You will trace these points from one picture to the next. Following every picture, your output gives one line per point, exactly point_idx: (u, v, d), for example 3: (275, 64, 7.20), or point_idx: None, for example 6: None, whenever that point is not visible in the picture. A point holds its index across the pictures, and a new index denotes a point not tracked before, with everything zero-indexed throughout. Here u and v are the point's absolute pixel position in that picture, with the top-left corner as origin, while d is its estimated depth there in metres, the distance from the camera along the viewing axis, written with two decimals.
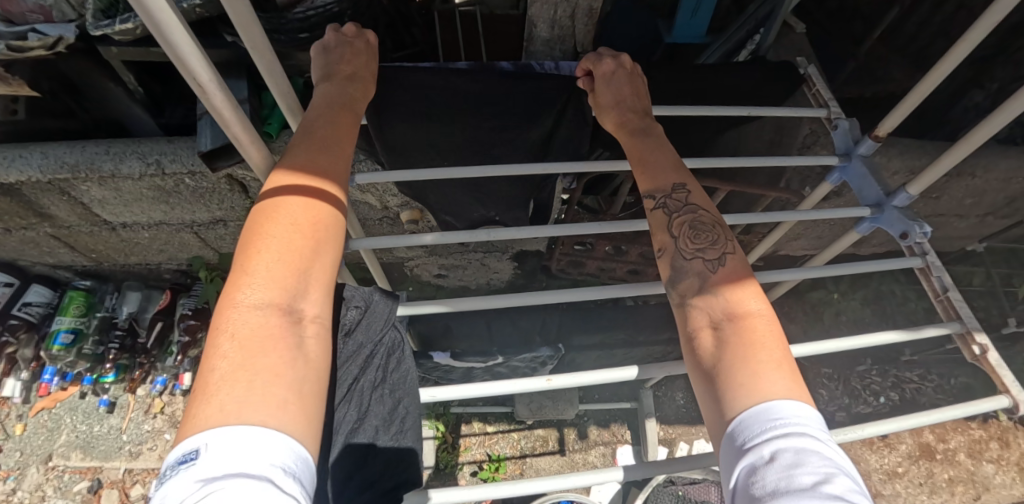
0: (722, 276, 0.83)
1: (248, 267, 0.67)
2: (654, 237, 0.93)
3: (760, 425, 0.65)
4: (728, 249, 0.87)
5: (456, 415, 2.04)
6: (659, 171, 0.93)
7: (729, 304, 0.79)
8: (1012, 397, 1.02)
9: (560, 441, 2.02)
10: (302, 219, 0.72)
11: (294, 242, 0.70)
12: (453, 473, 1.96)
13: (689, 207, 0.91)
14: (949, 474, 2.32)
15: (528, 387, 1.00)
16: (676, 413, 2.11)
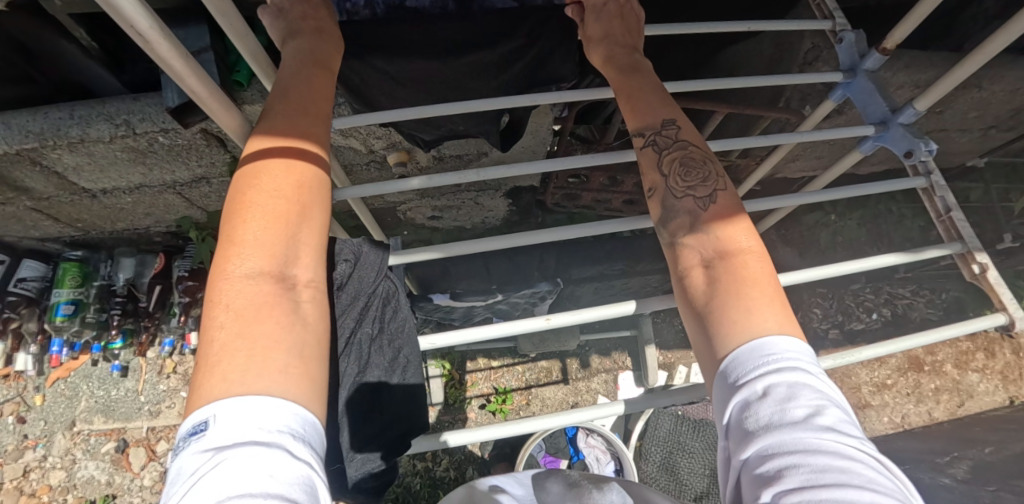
0: (713, 213, 0.82)
1: (235, 237, 0.64)
2: (644, 176, 0.90)
3: (756, 358, 0.66)
4: (719, 186, 0.85)
5: (461, 353, 2.08)
6: (649, 106, 0.88)
7: (721, 241, 0.77)
8: (1008, 315, 1.03)
9: (564, 371, 2.08)
10: (286, 183, 0.68)
11: (281, 207, 0.67)
12: (462, 407, 2.02)
13: (678, 144, 0.87)
14: (935, 384, 2.42)
15: (527, 327, 1.01)
16: (675, 338, 2.16)
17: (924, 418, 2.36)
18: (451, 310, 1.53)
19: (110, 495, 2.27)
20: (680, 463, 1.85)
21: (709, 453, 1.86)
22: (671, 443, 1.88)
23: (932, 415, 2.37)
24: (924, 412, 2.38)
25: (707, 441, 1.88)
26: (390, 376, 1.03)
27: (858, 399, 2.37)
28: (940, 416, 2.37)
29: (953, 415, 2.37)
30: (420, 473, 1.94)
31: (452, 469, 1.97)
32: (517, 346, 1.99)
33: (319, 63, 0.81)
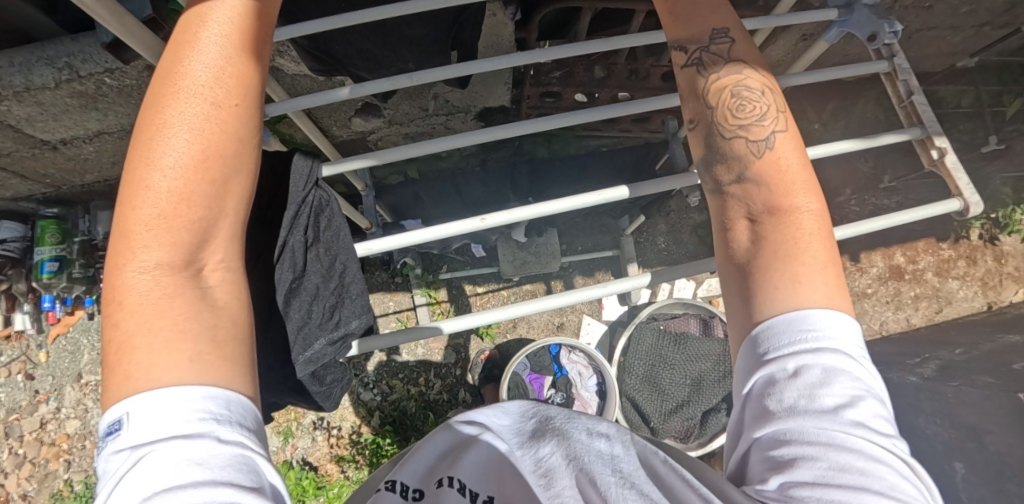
0: (768, 159, 0.77)
1: (130, 227, 0.62)
2: (687, 106, 0.87)
3: (786, 338, 0.66)
4: (778, 127, 0.80)
5: (447, 281, 2.13)
6: (695, 17, 0.85)
7: (776, 194, 0.75)
8: (963, 201, 1.04)
9: (548, 293, 2.13)
10: (186, 159, 0.63)
11: (179, 184, 0.63)
12: (450, 333, 2.11)
13: (733, 67, 0.83)
14: (915, 292, 2.48)
15: (461, 228, 1.04)
16: (658, 257, 2.18)
17: (901, 325, 2.45)
18: None
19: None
20: (662, 375, 1.96)
21: (689, 364, 1.96)
22: (653, 357, 1.97)
23: (909, 322, 2.46)
24: (901, 319, 2.46)
25: (687, 352, 1.96)
26: (327, 283, 1.02)
27: None
28: (916, 322, 2.45)
29: (930, 321, 2.45)
30: (413, 397, 2.08)
31: (444, 392, 2.08)
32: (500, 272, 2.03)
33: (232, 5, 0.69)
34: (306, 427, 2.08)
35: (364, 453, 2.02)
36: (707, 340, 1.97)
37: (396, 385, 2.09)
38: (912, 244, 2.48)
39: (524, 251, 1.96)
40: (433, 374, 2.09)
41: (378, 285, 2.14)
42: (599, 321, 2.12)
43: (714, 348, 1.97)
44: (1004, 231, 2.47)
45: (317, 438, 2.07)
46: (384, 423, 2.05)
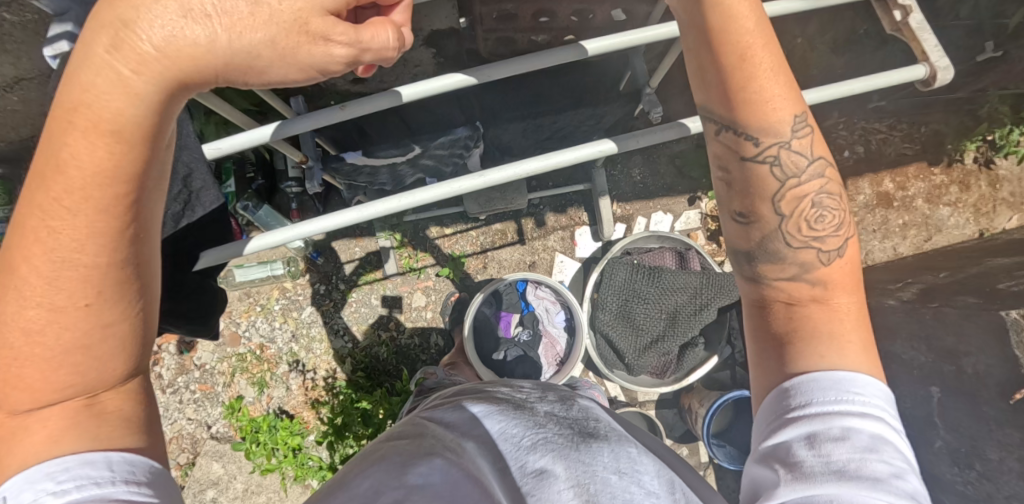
0: (831, 270, 0.82)
1: (6, 358, 0.57)
2: (739, 197, 0.85)
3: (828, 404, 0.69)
4: (846, 236, 0.84)
5: (413, 223, 2.03)
6: (772, 105, 0.78)
7: (827, 290, 0.80)
8: (929, 65, 0.98)
9: (519, 231, 2.05)
10: (62, 276, 0.56)
11: (59, 289, 0.56)
12: (418, 277, 2.05)
13: (808, 171, 0.83)
14: (904, 220, 2.36)
15: (321, 120, 0.98)
16: (634, 190, 2.08)
17: (888, 254, 2.36)
18: (375, 171, 1.47)
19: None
20: (636, 309, 1.88)
21: (664, 298, 1.87)
22: (626, 291, 1.89)
23: (896, 251, 2.37)
24: (888, 247, 2.36)
25: (661, 286, 1.88)
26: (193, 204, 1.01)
27: None
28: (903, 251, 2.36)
29: (917, 250, 2.36)
30: (385, 343, 2.04)
31: (416, 336, 2.04)
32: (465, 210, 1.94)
33: (153, 44, 0.50)
34: (280, 377, 2.03)
35: (338, 399, 1.99)
36: (682, 273, 1.87)
37: (366, 331, 2.04)
38: (902, 170, 2.35)
39: (489, 187, 1.86)
40: (405, 318, 2.05)
41: (342, 230, 2.06)
42: (573, 259, 2.06)
43: (691, 281, 1.87)
44: (1000, 153, 2.34)
45: (291, 386, 2.03)
46: (358, 368, 2.02)
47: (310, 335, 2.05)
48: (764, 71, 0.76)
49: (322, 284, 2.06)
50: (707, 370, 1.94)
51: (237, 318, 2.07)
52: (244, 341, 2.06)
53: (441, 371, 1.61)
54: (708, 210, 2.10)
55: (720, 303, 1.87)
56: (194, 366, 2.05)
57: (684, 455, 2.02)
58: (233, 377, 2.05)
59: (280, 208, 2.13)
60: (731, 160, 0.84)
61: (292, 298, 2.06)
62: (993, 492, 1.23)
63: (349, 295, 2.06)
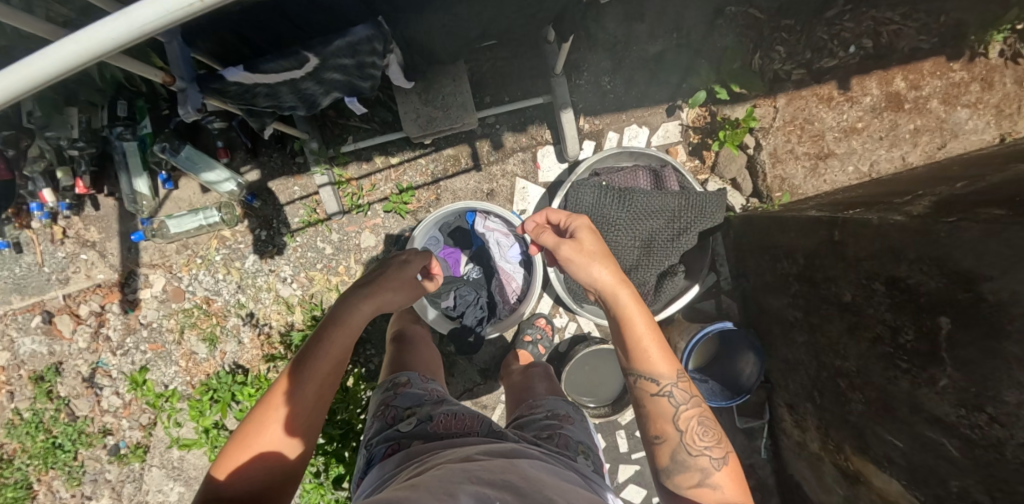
0: (727, 476, 1.00)
1: (263, 429, 0.97)
2: (655, 424, 1.04)
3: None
4: (727, 450, 1.03)
5: (355, 154, 1.77)
6: (654, 366, 1.03)
7: (729, 480, 0.99)
8: None
9: (474, 156, 1.79)
10: (308, 398, 1.02)
11: (315, 392, 1.03)
12: (366, 215, 1.78)
13: (693, 400, 1.04)
14: (914, 125, 1.74)
15: None
16: (603, 101, 1.81)
17: (894, 166, 1.75)
18: (277, 91, 1.21)
19: (56, 365, 1.86)
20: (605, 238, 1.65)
21: (637, 224, 1.63)
22: (593, 217, 1.64)
23: (905, 162, 1.75)
24: (896, 159, 1.75)
25: (633, 210, 1.63)
26: None
27: (815, 148, 1.72)
28: (915, 162, 1.75)
29: (929, 161, 1.73)
30: (335, 289, 1.79)
31: None
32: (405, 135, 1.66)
33: (363, 310, 1.16)
34: (230, 330, 1.80)
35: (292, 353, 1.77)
36: (657, 195, 1.62)
37: (315, 277, 1.79)
38: (916, 66, 1.71)
39: (430, 106, 1.59)
40: (354, 260, 1.79)
41: (277, 168, 1.77)
42: (536, 184, 1.81)
43: (669, 203, 1.62)
44: None
45: (243, 340, 1.80)
46: (310, 318, 1.77)
47: (258, 285, 1.81)
48: (644, 342, 1.04)
49: (263, 230, 1.79)
50: (688, 300, 1.74)
51: (178, 272, 1.83)
52: (189, 296, 1.82)
53: (420, 384, 1.12)
54: (690, 121, 1.82)
55: (701, 227, 1.64)
56: (141, 324, 1.83)
57: None
58: (182, 333, 1.81)
59: (206, 150, 1.79)
60: (642, 400, 1.05)
61: (233, 247, 1.81)
62: (1003, 439, 0.98)
63: (291, 240, 1.79)
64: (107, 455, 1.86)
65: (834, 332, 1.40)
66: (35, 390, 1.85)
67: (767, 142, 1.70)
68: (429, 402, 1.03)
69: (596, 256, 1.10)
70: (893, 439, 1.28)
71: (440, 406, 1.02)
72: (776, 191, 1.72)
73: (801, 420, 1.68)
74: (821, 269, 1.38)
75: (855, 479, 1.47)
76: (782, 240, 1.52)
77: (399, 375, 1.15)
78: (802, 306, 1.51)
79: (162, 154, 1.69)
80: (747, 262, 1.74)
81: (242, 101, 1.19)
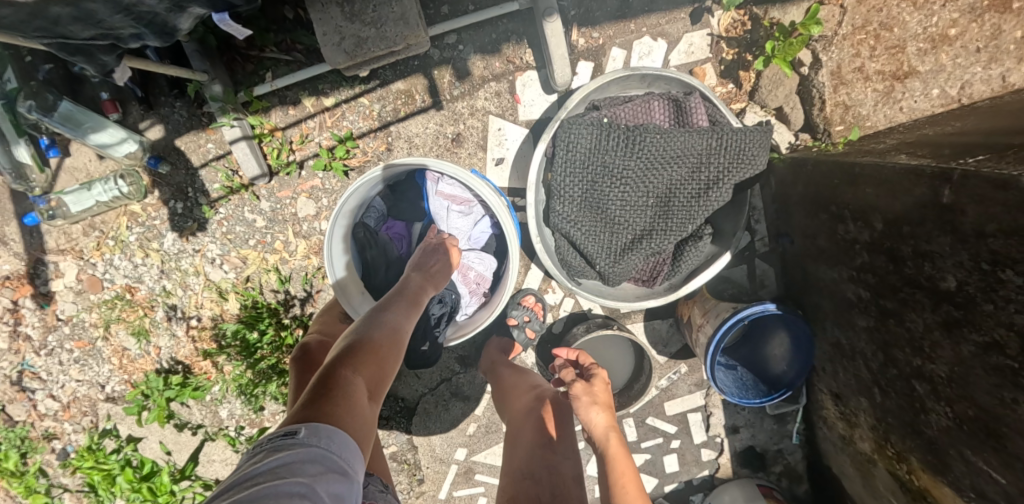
0: None
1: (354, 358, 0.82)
2: None
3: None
4: None
5: (272, 99, 1.35)
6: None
7: None
8: None
9: (432, 90, 1.35)
10: (390, 337, 0.91)
11: (393, 335, 0.93)
12: (298, 175, 1.40)
13: None
14: (1023, 32, 1.18)
15: None
16: (601, 4, 1.31)
17: (990, 92, 1.22)
18: (88, 14, 0.79)
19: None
20: (608, 196, 1.23)
21: (650, 176, 1.21)
22: (592, 168, 1.22)
23: (1004, 84, 1.22)
24: (994, 79, 1.21)
25: (645, 157, 1.20)
26: None
27: (892, 64, 1.21)
28: (1020, 83, 1.21)
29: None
30: (273, 269, 1.46)
31: (316, 257, 1.46)
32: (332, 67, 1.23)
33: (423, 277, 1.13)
34: (161, 323, 1.52)
35: (233, 346, 1.48)
36: (679, 133, 1.18)
37: (248, 256, 1.46)
38: None
39: (354, 22, 1.15)
40: (293, 233, 1.44)
41: (183, 121, 1.38)
42: (516, 124, 1.38)
43: (695, 145, 1.18)
44: None
45: (177, 333, 1.52)
46: (247, 307, 1.46)
47: (183, 268, 1.49)
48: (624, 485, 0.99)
49: (179, 201, 1.44)
50: (716, 272, 1.33)
51: (91, 257, 1.51)
52: (107, 285, 1.52)
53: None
54: (721, 29, 1.32)
55: (738, 176, 1.21)
56: (60, 320, 1.56)
57: (681, 373, 1.57)
58: (108, 328, 1.54)
59: (93, 104, 1.40)
60: None
61: (147, 224, 1.46)
62: None
63: (211, 213, 1.43)
64: (58, 460, 1.70)
65: (920, 324, 1.01)
66: None
67: (829, 56, 1.20)
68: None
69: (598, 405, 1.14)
70: (992, 471, 0.95)
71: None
72: (837, 124, 1.24)
73: (850, 413, 1.37)
74: (910, 240, 0.97)
75: (920, 497, 1.17)
76: (853, 198, 1.09)
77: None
78: (870, 284, 1.11)
79: (31, 115, 1.32)
80: (794, 218, 1.32)
81: (44, 31, 0.79)
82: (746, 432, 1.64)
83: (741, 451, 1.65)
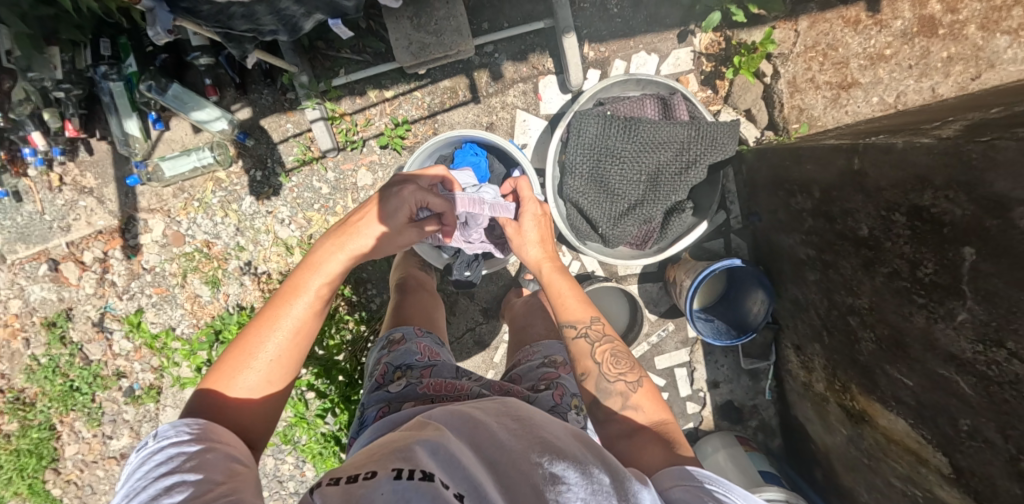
0: (642, 396, 0.97)
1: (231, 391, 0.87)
2: (579, 361, 1.03)
3: (702, 470, 0.73)
4: (643, 374, 1.01)
5: (346, 90, 1.68)
6: (574, 307, 1.11)
7: (650, 414, 0.93)
8: None
9: (472, 88, 1.69)
10: (281, 357, 0.92)
11: (287, 350, 0.93)
12: (361, 152, 1.72)
13: (607, 337, 1.06)
14: (947, 53, 1.51)
15: None
16: (608, 26, 1.67)
17: (923, 100, 1.55)
18: (249, 11, 1.12)
19: (66, 311, 1.90)
20: (609, 172, 1.56)
21: (642, 156, 1.54)
22: (596, 149, 1.55)
23: (934, 94, 1.53)
24: (925, 90, 1.54)
25: (639, 141, 1.53)
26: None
27: (838, 76, 1.55)
28: (947, 94, 1.53)
29: (961, 94, 1.52)
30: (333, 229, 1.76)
31: None
32: (399, 65, 1.57)
33: (357, 245, 1.04)
34: (232, 273, 1.81)
35: None
36: (665, 125, 1.52)
37: (313, 218, 1.76)
38: None
39: (420, 31, 1.49)
40: (352, 200, 1.75)
41: (269, 104, 1.71)
42: (538, 117, 1.72)
43: (678, 134, 1.51)
44: None
45: (245, 282, 1.81)
46: None
47: (256, 228, 1.80)
48: (563, 293, 1.14)
49: (258, 170, 1.75)
50: (696, 238, 1.66)
51: (176, 216, 1.81)
52: (189, 240, 1.82)
53: (414, 339, 1.12)
54: (702, 48, 1.68)
55: (712, 159, 1.55)
56: (144, 270, 1.85)
57: (669, 331, 1.87)
58: (185, 277, 1.83)
59: (196, 88, 1.72)
60: (567, 344, 1.08)
61: (229, 189, 1.78)
62: (1021, 376, 0.90)
63: (286, 181, 1.75)
64: (123, 397, 1.95)
65: (849, 269, 1.31)
66: (49, 336, 1.92)
67: (786, 69, 1.55)
68: (419, 366, 1.01)
69: (535, 239, 1.25)
70: (903, 378, 1.22)
71: (431, 373, 0.99)
72: (793, 123, 1.58)
73: (808, 361, 1.65)
74: (838, 202, 1.28)
75: (861, 419, 1.43)
76: (800, 174, 1.42)
77: (394, 333, 1.15)
78: (815, 244, 1.42)
79: (148, 93, 1.64)
80: (759, 198, 1.65)
81: (220, 23, 1.12)
82: (725, 388, 1.92)
83: (720, 404, 1.93)
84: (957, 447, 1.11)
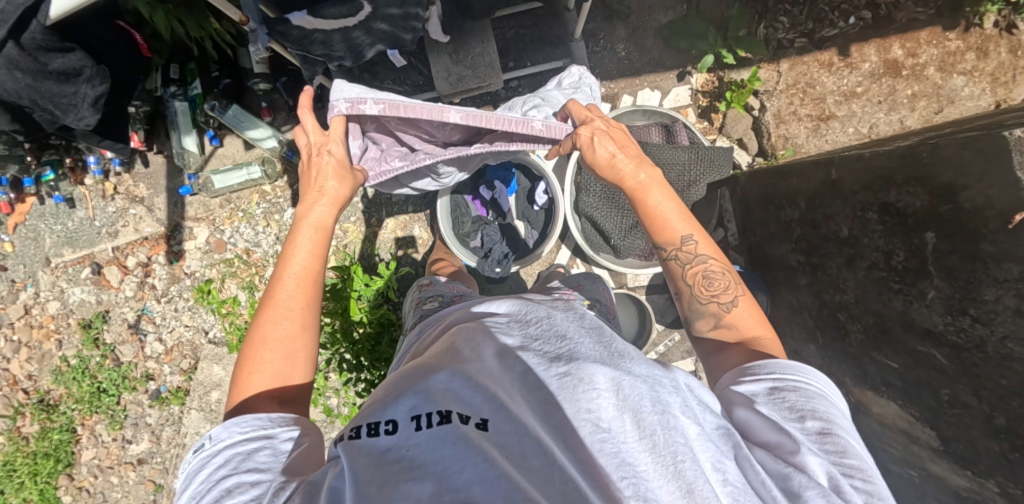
0: (737, 314, 0.94)
1: (259, 356, 0.85)
2: (671, 281, 1.03)
3: (777, 361, 0.81)
4: (739, 292, 0.97)
5: None
6: (670, 223, 0.99)
7: (746, 328, 0.93)
8: None
9: None
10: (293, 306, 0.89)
11: (295, 300, 0.90)
12: None
13: (700, 257, 0.98)
14: (912, 91, 1.79)
15: None
16: (618, 66, 1.94)
17: (892, 131, 1.81)
18: (327, 38, 1.34)
19: (103, 312, 2.00)
20: None
21: None
22: None
23: (902, 126, 1.80)
24: (894, 122, 1.80)
25: None
26: None
27: (817, 110, 1.81)
28: (913, 126, 1.79)
29: (926, 125, 1.78)
30: (366, 239, 1.92)
31: (400, 231, 1.93)
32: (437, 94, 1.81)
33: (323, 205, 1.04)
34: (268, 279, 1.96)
35: None
36: (670, 148, 1.73)
37: (349, 228, 1.92)
38: (913, 35, 1.78)
39: (458, 65, 1.73)
40: (385, 213, 1.92)
41: None
42: None
43: (681, 157, 1.73)
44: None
45: None
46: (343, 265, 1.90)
47: None
48: (660, 206, 1.00)
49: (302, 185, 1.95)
50: None
51: (221, 224, 1.97)
52: (230, 247, 1.96)
53: (439, 283, 1.34)
54: (699, 86, 1.94)
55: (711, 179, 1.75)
56: (185, 274, 1.98)
57: (674, 341, 2.00)
58: (223, 281, 1.96)
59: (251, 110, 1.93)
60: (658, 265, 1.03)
61: (273, 201, 1.96)
62: (985, 338, 1.07)
63: None
64: (148, 399, 2.02)
65: (833, 268, 1.48)
66: (83, 337, 2.00)
67: (771, 104, 1.82)
68: (452, 295, 1.21)
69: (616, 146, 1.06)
70: (888, 361, 1.34)
71: (461, 296, 1.19)
72: (780, 149, 1.82)
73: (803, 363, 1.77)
74: (820, 209, 1.48)
75: (855, 410, 1.52)
76: (787, 189, 1.63)
77: (426, 280, 1.37)
78: (803, 250, 1.60)
79: (211, 112, 1.84)
80: (752, 216, 1.86)
81: (300, 46, 1.34)
82: None
83: None
84: (941, 418, 1.21)
